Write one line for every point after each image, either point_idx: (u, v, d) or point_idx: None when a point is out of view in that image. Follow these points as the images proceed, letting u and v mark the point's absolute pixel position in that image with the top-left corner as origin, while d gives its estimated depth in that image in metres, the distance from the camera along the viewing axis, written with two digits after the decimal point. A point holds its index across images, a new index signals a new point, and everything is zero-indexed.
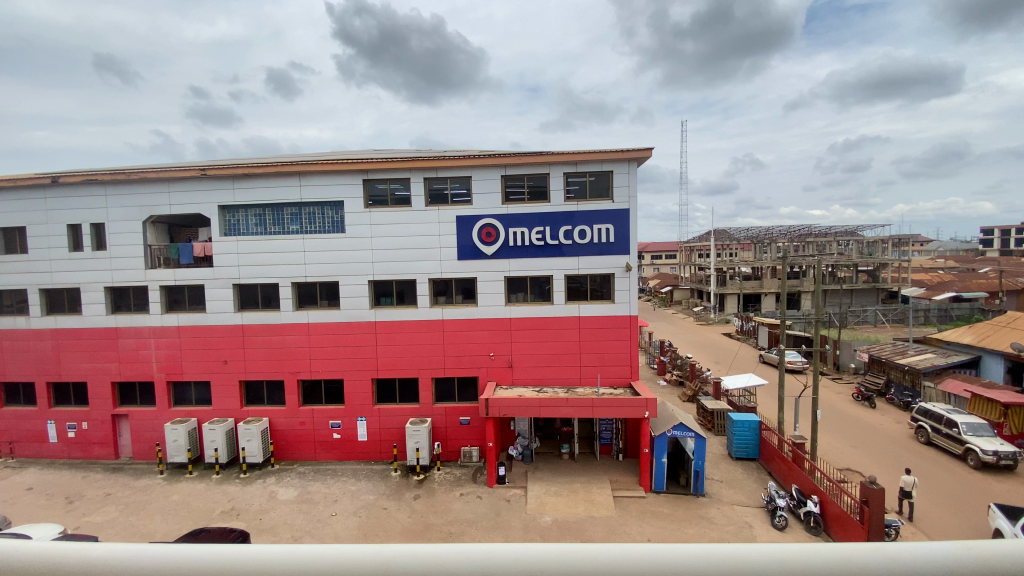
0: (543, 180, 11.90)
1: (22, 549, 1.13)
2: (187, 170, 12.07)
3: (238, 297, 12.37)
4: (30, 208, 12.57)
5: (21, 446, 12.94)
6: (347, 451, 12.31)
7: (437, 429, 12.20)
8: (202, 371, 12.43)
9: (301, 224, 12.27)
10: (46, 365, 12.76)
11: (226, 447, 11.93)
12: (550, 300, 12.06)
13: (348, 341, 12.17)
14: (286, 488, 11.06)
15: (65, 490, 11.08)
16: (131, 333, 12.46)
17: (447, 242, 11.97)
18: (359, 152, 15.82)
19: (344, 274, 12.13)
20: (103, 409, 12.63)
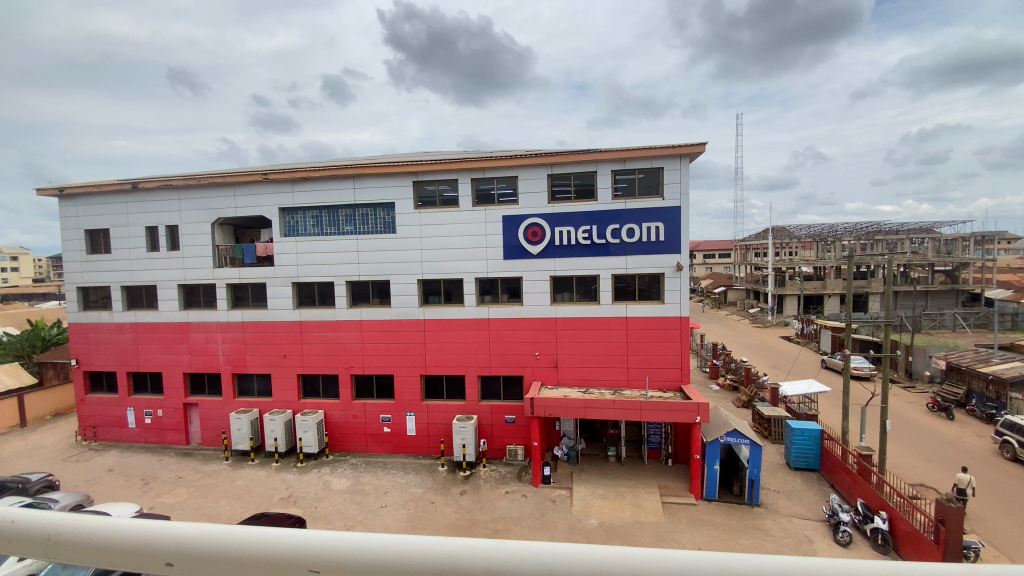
0: (590, 179, 11.74)
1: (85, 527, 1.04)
2: (251, 174, 12.77)
3: (296, 294, 12.96)
4: (114, 212, 13.67)
5: (104, 430, 14.10)
6: (396, 445, 12.64)
7: (483, 427, 12.29)
8: (263, 364, 13.12)
9: (355, 225, 12.71)
10: (127, 356, 13.87)
11: (285, 437, 12.54)
12: (596, 300, 11.87)
13: (398, 338, 12.48)
14: (339, 478, 11.49)
15: (142, 472, 11.98)
16: (200, 327, 13.33)
17: (493, 242, 12.02)
18: (410, 155, 16.19)
19: (394, 274, 12.45)
20: (175, 398, 13.56)
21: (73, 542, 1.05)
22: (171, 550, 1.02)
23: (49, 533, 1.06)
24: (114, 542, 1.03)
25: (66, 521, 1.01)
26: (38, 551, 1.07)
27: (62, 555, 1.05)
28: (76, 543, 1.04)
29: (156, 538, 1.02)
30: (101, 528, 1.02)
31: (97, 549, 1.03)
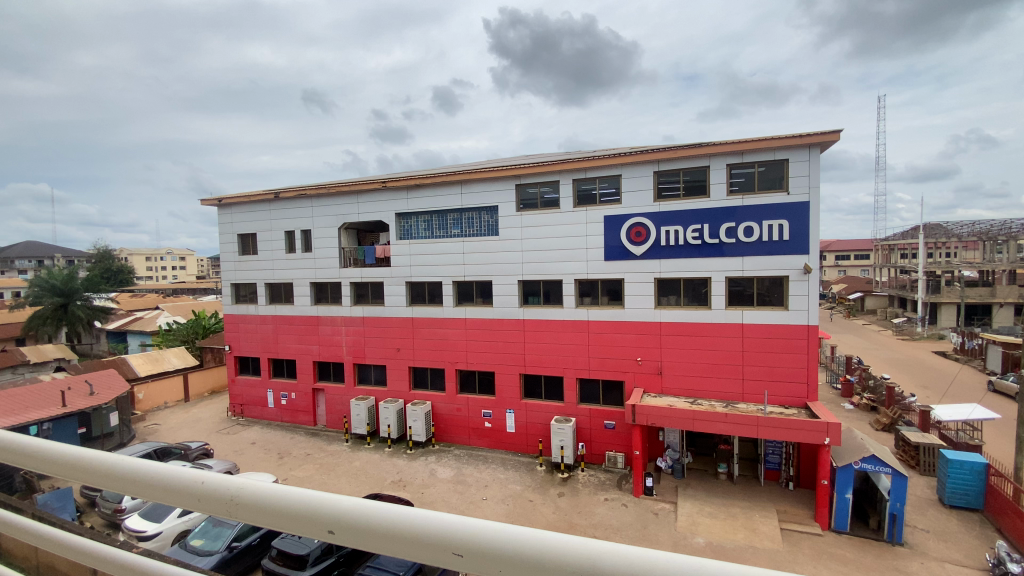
0: (702, 174, 11.00)
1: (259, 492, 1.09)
2: (371, 183, 13.85)
3: (409, 293, 13.83)
4: (260, 219, 15.63)
5: (250, 408, 16.19)
6: (497, 441, 12.90)
7: (582, 430, 12.08)
8: (379, 356, 14.17)
9: (461, 228, 13.21)
10: (269, 344, 15.79)
11: (397, 424, 13.42)
12: (707, 304, 11.11)
13: (499, 337, 12.72)
14: (443, 468, 12.02)
15: (278, 447, 13.56)
16: (328, 321, 14.76)
17: (595, 243, 11.77)
18: (515, 158, 16.47)
19: (497, 274, 12.71)
20: (306, 382, 15.16)
21: (247, 501, 1.11)
22: (332, 516, 1.04)
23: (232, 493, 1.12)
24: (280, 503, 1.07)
25: (245, 481, 1.06)
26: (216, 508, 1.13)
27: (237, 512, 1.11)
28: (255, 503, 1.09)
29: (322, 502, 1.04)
30: (273, 490, 1.07)
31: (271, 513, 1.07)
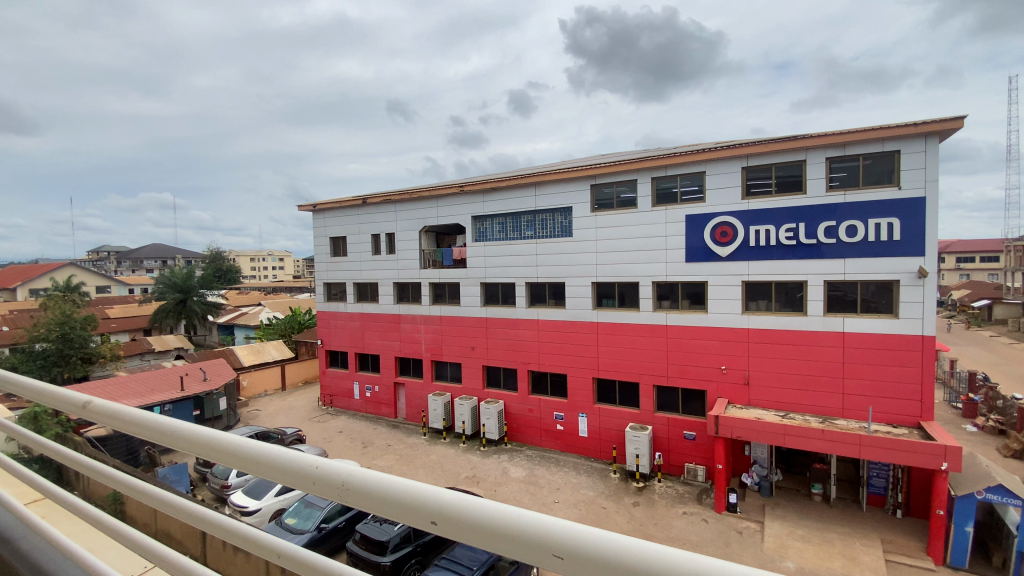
0: (796, 169, 10.22)
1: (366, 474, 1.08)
2: (450, 187, 14.29)
3: (484, 293, 14.10)
4: (349, 222, 16.68)
5: (338, 398, 17.31)
6: (569, 444, 12.77)
7: (659, 439, 11.63)
8: (455, 355, 14.57)
9: (536, 229, 13.23)
10: (355, 339, 16.80)
11: (471, 421, 13.72)
12: (801, 310, 10.28)
13: (573, 339, 12.58)
14: (516, 467, 12.10)
15: (362, 436, 14.40)
16: (408, 319, 15.42)
17: (675, 244, 11.30)
18: (591, 158, 16.26)
19: (571, 276, 12.59)
20: (388, 377, 15.95)
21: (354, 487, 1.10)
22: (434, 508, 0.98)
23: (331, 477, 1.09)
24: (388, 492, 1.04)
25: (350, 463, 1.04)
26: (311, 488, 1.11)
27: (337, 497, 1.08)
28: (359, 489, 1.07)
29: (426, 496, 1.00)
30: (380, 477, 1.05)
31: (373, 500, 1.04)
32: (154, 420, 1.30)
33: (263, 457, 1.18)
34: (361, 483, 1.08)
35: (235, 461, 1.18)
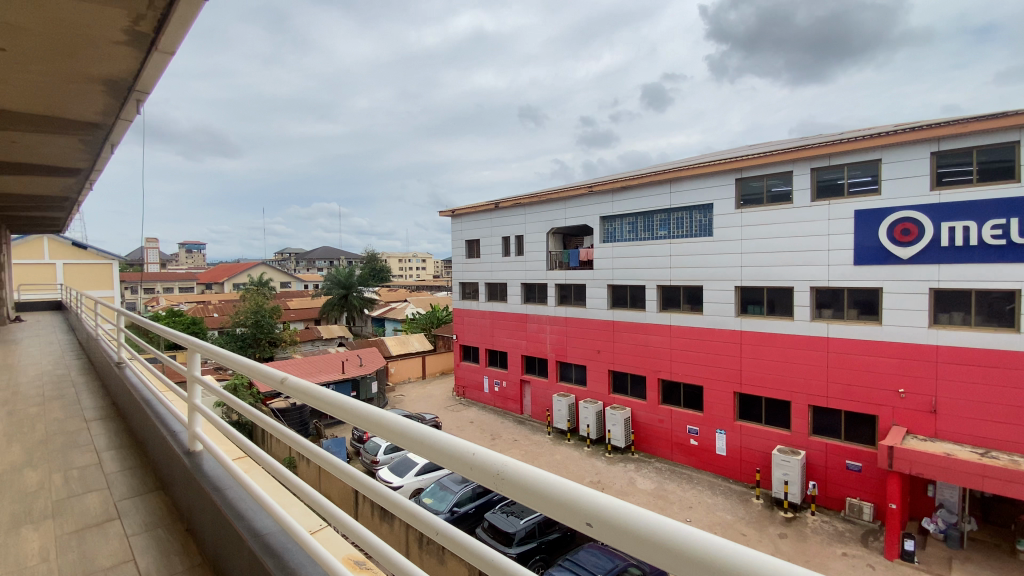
0: (1008, 152, 8.28)
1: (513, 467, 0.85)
2: (580, 188, 14.17)
3: (612, 296, 13.74)
4: (482, 225, 17.49)
5: (469, 391, 18.30)
6: (703, 460, 11.86)
7: (814, 467, 10.21)
8: (581, 357, 14.43)
9: (670, 228, 12.50)
10: (486, 336, 17.56)
11: (597, 426, 13.46)
12: (1015, 327, 8.23)
13: (710, 348, 11.62)
14: (643, 478, 11.59)
15: (490, 429, 15.01)
16: (535, 319, 15.68)
17: (839, 243, 9.80)
18: (734, 150, 14.94)
19: (709, 279, 11.66)
20: (515, 374, 16.38)
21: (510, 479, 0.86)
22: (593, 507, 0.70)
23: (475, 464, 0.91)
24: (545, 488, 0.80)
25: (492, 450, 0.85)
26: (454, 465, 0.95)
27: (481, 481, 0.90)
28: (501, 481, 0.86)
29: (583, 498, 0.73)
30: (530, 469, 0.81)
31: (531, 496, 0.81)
32: (316, 388, 1.37)
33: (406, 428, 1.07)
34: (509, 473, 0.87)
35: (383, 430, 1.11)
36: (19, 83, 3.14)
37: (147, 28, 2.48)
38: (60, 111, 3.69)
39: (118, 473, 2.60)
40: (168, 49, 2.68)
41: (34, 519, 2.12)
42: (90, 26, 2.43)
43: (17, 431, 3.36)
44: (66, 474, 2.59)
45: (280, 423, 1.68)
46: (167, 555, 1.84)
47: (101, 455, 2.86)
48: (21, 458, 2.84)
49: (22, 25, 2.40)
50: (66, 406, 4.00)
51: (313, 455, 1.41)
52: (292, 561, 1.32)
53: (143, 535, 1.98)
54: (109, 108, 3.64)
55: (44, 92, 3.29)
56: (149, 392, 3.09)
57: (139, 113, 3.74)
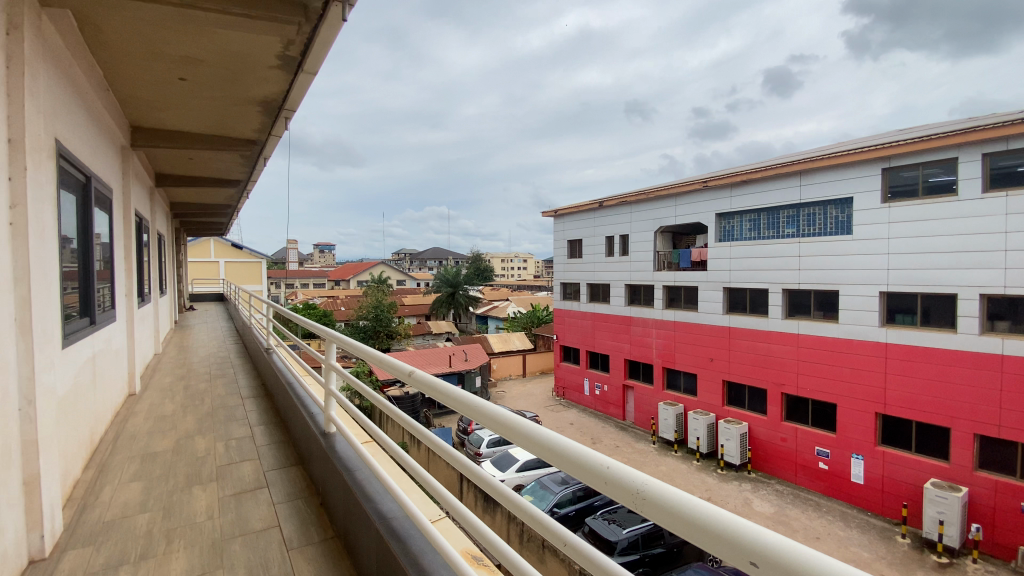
0: None
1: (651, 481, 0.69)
2: (692, 184, 13.33)
3: (728, 300, 12.79)
4: (586, 224, 17.22)
5: (569, 392, 18.18)
6: (834, 488, 10.56)
7: (979, 508, 8.57)
8: (691, 364, 13.61)
9: (798, 227, 11.28)
10: (588, 338, 17.30)
11: (707, 439, 12.61)
12: None
13: (846, 362, 10.29)
14: (761, 500, 10.64)
15: (591, 433, 14.80)
16: (640, 322, 15.11)
17: (1021, 243, 8.12)
18: (880, 135, 13.07)
19: (846, 283, 10.33)
20: (618, 378, 15.94)
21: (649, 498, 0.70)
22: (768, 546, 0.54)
23: (587, 455, 0.79)
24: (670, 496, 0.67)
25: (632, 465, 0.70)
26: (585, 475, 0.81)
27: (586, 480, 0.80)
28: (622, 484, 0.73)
29: (732, 512, 0.58)
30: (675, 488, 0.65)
31: (664, 509, 0.66)
32: (431, 376, 1.32)
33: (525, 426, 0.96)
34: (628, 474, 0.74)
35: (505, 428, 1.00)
36: (197, 106, 3.69)
37: (295, 52, 2.76)
38: (228, 131, 4.29)
39: (266, 446, 2.95)
40: (311, 70, 2.96)
41: (203, 480, 2.48)
42: (251, 53, 2.77)
43: (192, 403, 3.97)
44: (227, 443, 3.00)
45: (393, 406, 1.72)
46: (305, 525, 2.03)
47: (253, 429, 3.27)
48: (194, 426, 3.35)
49: (201, 57, 2.81)
50: (227, 383, 4.65)
51: (419, 437, 1.42)
52: (414, 548, 1.37)
53: (286, 504, 2.22)
54: (263, 126, 4.15)
55: (216, 114, 3.84)
56: (291, 376, 3.47)
57: (287, 129, 4.22)
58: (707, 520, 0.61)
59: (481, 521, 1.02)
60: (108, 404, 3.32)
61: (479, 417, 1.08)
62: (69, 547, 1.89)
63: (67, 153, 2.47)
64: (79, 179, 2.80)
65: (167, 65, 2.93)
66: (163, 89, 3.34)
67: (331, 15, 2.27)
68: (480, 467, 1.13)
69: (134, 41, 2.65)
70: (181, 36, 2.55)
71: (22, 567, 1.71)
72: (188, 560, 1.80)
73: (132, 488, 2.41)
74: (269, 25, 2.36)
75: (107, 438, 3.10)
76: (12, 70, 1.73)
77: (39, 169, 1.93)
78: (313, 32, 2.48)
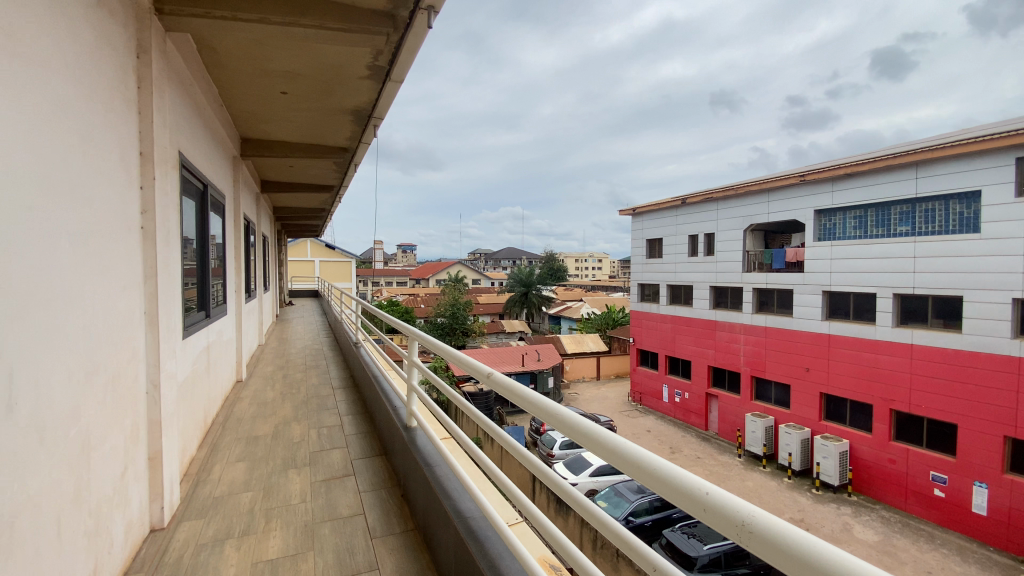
0: None
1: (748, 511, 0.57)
2: (787, 178, 12.32)
3: (828, 304, 11.72)
4: (666, 223, 16.52)
5: (647, 398, 17.60)
6: (952, 519, 9.28)
7: None
8: (783, 373, 12.63)
9: (913, 224, 10.07)
10: (667, 341, 16.63)
11: (800, 455, 11.65)
12: None
13: (969, 378, 9.02)
14: (863, 527, 9.63)
15: (670, 441, 14.25)
16: (725, 327, 14.29)
17: None
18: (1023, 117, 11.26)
19: (972, 288, 9.06)
20: (700, 386, 15.17)
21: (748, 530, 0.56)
22: None
23: (673, 474, 0.68)
24: (796, 537, 0.51)
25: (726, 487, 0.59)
26: (669, 496, 0.70)
27: (679, 504, 0.67)
28: (723, 512, 0.59)
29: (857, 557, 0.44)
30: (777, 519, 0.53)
31: (765, 544, 0.54)
32: (508, 379, 1.29)
33: (605, 435, 0.87)
34: (727, 499, 0.60)
35: (583, 438, 0.92)
36: (297, 117, 3.99)
37: (384, 61, 2.89)
38: (323, 139, 4.60)
39: (353, 436, 3.12)
40: (397, 78, 3.08)
41: (298, 464, 2.67)
42: (344, 65, 2.94)
43: (291, 391, 4.32)
44: (319, 431, 3.22)
45: (469, 402, 1.72)
46: (387, 515, 2.12)
47: (342, 419, 3.47)
48: (291, 413, 3.64)
49: (300, 71, 3.03)
50: (320, 374, 5.00)
51: (494, 437, 1.40)
52: (492, 550, 1.37)
53: (371, 493, 2.33)
54: (354, 134, 4.39)
55: (315, 125, 4.14)
56: (377, 370, 3.66)
57: (375, 136, 4.44)
58: (818, 561, 0.48)
59: (556, 526, 0.99)
60: (219, 390, 3.68)
61: (555, 423, 1.02)
62: (184, 519, 2.12)
63: (188, 164, 2.76)
64: (198, 187, 3.13)
65: (272, 80, 3.20)
66: (267, 103, 3.65)
67: (417, 24, 2.34)
68: (553, 472, 1.06)
69: (244, 59, 2.91)
70: (285, 52, 2.76)
71: (145, 533, 1.93)
72: (283, 540, 1.94)
73: (237, 468, 2.65)
74: (362, 37, 2.48)
75: (218, 420, 3.43)
76: (143, 91, 1.96)
77: (166, 180, 2.18)
78: (401, 41, 2.57)
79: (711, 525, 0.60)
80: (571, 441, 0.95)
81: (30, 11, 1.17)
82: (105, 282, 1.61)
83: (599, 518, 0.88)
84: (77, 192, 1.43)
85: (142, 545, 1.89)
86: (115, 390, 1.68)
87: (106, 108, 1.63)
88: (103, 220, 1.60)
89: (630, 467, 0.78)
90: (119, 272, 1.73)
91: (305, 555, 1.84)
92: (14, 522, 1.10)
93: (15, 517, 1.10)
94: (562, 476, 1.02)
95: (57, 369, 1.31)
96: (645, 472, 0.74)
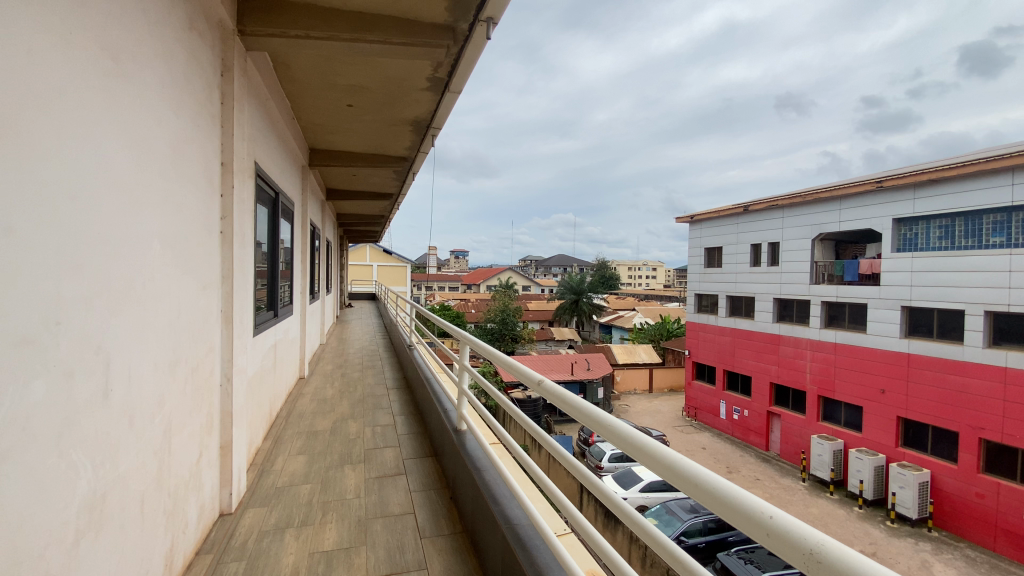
0: None
1: (813, 542, 0.53)
2: (861, 185, 11.51)
3: (907, 321, 10.79)
4: (726, 231, 15.84)
5: (701, 413, 16.91)
6: None
7: None
8: (855, 394, 11.75)
9: (1008, 234, 9.14)
10: (726, 356, 15.94)
11: (873, 484, 10.79)
12: None
13: None
14: (944, 565, 8.76)
15: (727, 460, 13.62)
16: (790, 341, 13.51)
17: None
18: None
19: None
20: (761, 404, 14.40)
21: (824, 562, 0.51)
22: None
23: (736, 495, 0.65)
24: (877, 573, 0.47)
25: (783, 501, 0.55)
26: (733, 521, 0.66)
27: (739, 525, 0.64)
28: (788, 539, 0.56)
29: None
30: (839, 547, 0.50)
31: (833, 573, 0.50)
32: (560, 387, 1.26)
33: (664, 454, 0.83)
34: (792, 524, 0.57)
35: (640, 452, 0.89)
36: (361, 128, 4.19)
37: (443, 74, 2.98)
38: (384, 150, 4.80)
39: (405, 436, 3.21)
40: (456, 89, 3.17)
41: (353, 461, 2.78)
42: (406, 78, 3.07)
43: (348, 389, 4.52)
44: (374, 429, 3.33)
45: (517, 407, 1.72)
46: (437, 517, 2.15)
47: (395, 418, 3.58)
48: (348, 411, 3.79)
49: (366, 84, 3.18)
50: (376, 374, 5.18)
51: (542, 443, 1.39)
52: (540, 558, 1.36)
53: (420, 492, 2.38)
54: (413, 143, 4.54)
55: (377, 135, 4.32)
56: (428, 372, 3.75)
57: (433, 146, 4.56)
58: None
59: (604, 538, 0.97)
60: (284, 385, 3.91)
61: (607, 435, 1.00)
62: (249, 506, 2.25)
63: (262, 174, 2.95)
64: (270, 195, 3.35)
65: (340, 94, 3.38)
66: (334, 115, 3.86)
67: (476, 35, 2.40)
68: (600, 479, 1.05)
69: (314, 74, 3.09)
70: (352, 66, 2.92)
71: (215, 516, 2.07)
72: (338, 533, 2.02)
73: (297, 460, 2.80)
74: (424, 54, 2.58)
75: (281, 415, 3.63)
76: (226, 107, 2.13)
77: (242, 186, 2.34)
78: (459, 54, 2.65)
79: (785, 558, 0.54)
80: (624, 452, 0.93)
81: (130, 33, 1.31)
82: (188, 280, 1.76)
83: (653, 534, 0.85)
84: (167, 198, 1.57)
85: (212, 527, 2.03)
86: (196, 379, 1.83)
87: (194, 123, 1.79)
88: (190, 224, 1.76)
89: (690, 486, 0.75)
90: (201, 271, 1.88)
91: (358, 549, 1.91)
92: (106, 496, 1.22)
93: (106, 491, 1.22)
94: (612, 487, 0.99)
95: (147, 359, 1.44)
96: (704, 490, 0.71)
